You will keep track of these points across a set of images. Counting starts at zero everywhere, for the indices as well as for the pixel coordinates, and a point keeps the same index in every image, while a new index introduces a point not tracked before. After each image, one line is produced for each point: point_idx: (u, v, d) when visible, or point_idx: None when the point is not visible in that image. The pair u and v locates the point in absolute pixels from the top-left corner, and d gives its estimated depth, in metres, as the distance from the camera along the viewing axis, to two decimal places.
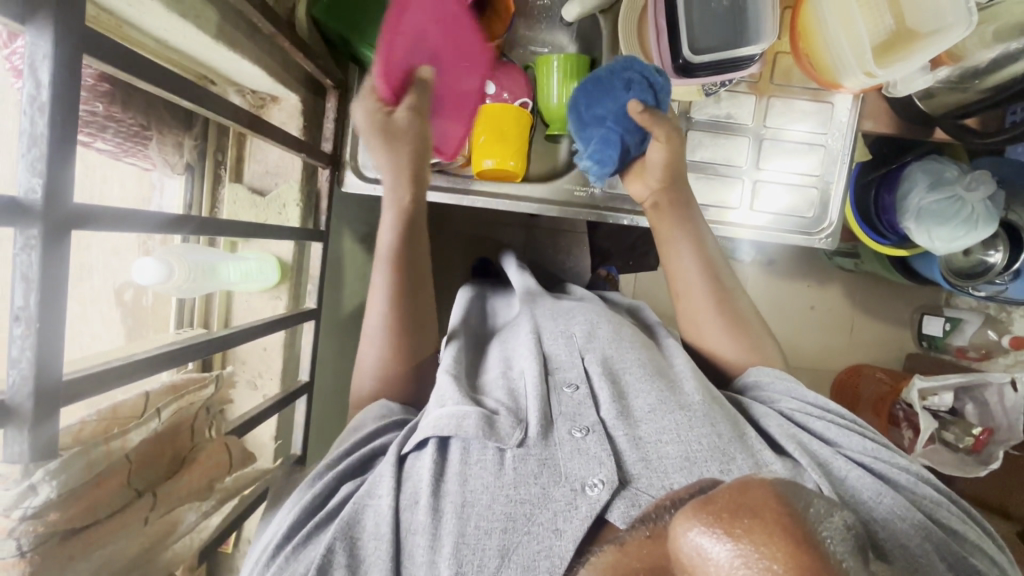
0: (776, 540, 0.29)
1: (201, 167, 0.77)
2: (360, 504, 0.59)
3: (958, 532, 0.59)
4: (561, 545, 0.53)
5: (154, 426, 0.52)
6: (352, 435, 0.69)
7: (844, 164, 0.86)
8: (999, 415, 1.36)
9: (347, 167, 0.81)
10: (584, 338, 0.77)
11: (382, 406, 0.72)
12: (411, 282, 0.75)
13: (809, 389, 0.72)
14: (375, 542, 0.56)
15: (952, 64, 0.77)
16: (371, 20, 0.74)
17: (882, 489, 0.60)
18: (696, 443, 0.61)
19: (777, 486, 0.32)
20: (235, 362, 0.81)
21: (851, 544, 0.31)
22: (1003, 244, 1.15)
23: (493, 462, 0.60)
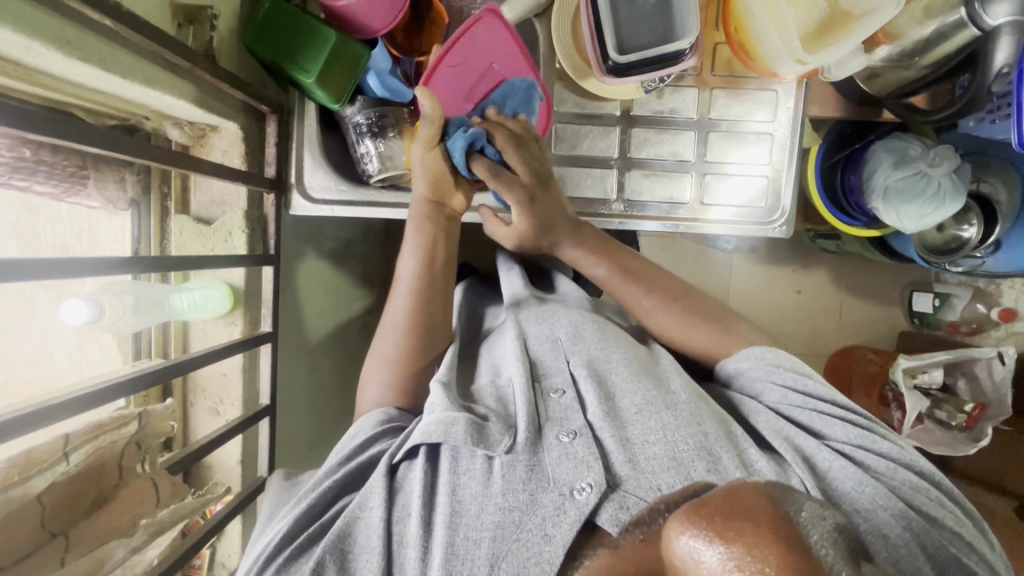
0: (768, 545, 0.31)
1: (148, 202, 0.78)
2: (352, 517, 0.60)
3: (940, 522, 0.57)
4: (550, 551, 0.53)
5: (63, 470, 0.54)
6: (350, 441, 0.69)
7: (794, 150, 0.86)
8: (990, 391, 1.33)
9: (293, 190, 0.84)
10: (569, 340, 0.77)
11: (381, 413, 0.73)
12: (430, 302, 0.79)
13: (788, 370, 0.69)
14: (366, 554, 0.57)
15: (890, 42, 0.77)
16: (299, 46, 0.75)
17: (864, 478, 0.58)
18: (683, 442, 0.61)
19: (769, 492, 0.35)
20: (197, 389, 0.83)
21: (842, 545, 0.33)
22: (976, 218, 1.13)
23: (481, 471, 0.61)
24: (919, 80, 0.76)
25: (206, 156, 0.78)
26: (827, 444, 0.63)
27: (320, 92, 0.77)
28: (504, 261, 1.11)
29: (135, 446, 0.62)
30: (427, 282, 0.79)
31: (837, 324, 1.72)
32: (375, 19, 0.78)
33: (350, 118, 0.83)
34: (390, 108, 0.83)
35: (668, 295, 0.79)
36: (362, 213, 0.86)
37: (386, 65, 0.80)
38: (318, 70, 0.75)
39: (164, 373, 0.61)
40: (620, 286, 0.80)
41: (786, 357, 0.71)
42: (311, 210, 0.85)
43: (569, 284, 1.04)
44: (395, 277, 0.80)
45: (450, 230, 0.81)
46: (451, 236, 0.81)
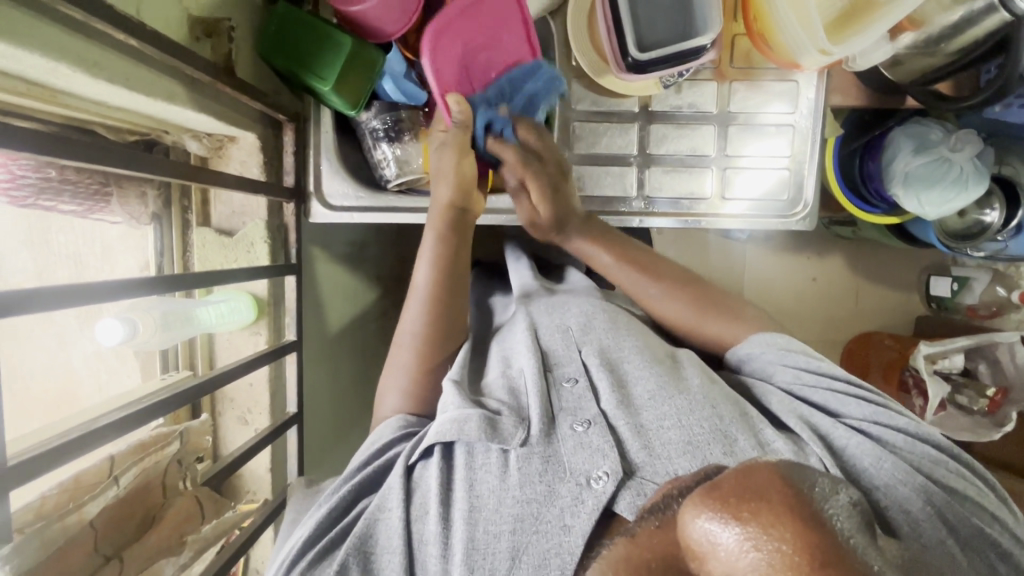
0: (783, 523, 0.31)
1: (168, 215, 0.77)
2: (372, 519, 0.61)
3: (963, 495, 0.57)
4: (570, 541, 0.53)
5: (114, 493, 0.55)
6: (367, 445, 0.71)
7: (815, 142, 0.85)
8: (1012, 375, 1.33)
9: (312, 198, 0.84)
10: (581, 330, 0.77)
11: (399, 420, 0.73)
12: (442, 314, 0.78)
13: (801, 354, 0.69)
14: (388, 554, 0.58)
15: (914, 30, 0.74)
16: (314, 54, 0.74)
17: (883, 454, 0.58)
18: (699, 426, 0.61)
19: (778, 471, 0.35)
20: (224, 399, 0.83)
21: (853, 518, 0.35)
22: (999, 202, 1.12)
23: (497, 466, 0.61)
24: (952, 65, 0.74)
25: (224, 167, 0.78)
26: (841, 423, 0.63)
27: (336, 98, 0.77)
28: (512, 253, 1.11)
29: (178, 463, 0.64)
30: (441, 290, 0.78)
31: (851, 310, 1.72)
32: (387, 24, 0.77)
33: (366, 123, 0.84)
34: (406, 111, 0.84)
35: (672, 283, 0.79)
36: (381, 219, 0.86)
37: (401, 68, 0.80)
38: (334, 77, 0.75)
39: (197, 391, 0.62)
40: (625, 274, 0.80)
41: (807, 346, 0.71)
42: (331, 217, 0.85)
43: (583, 275, 1.02)
44: (411, 287, 0.80)
45: (467, 233, 0.80)
46: (466, 240, 0.81)
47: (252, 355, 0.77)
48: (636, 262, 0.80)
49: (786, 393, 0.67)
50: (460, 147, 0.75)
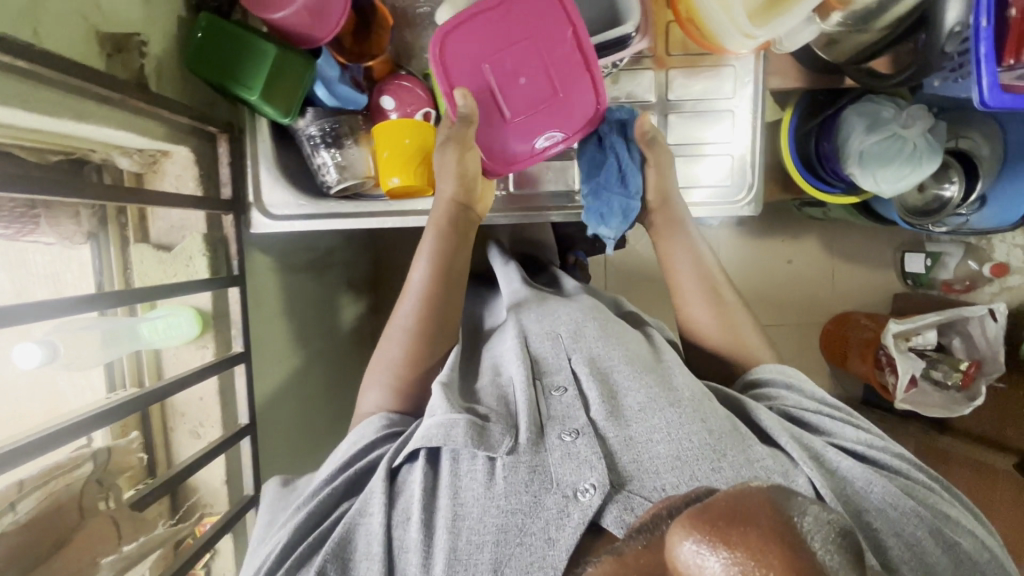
0: (770, 550, 0.29)
1: (105, 233, 0.77)
2: (352, 523, 0.60)
3: (949, 518, 0.59)
4: (554, 555, 0.53)
5: (13, 518, 0.57)
6: (350, 447, 0.70)
7: (756, 125, 0.84)
8: (983, 347, 1.32)
9: (253, 207, 0.83)
10: (570, 337, 0.77)
11: (382, 417, 0.72)
12: (440, 310, 0.77)
13: (807, 381, 0.73)
14: (366, 561, 0.57)
15: (841, 8, 0.72)
16: (237, 64, 0.73)
17: (873, 477, 0.59)
18: (688, 440, 0.60)
19: (770, 495, 0.32)
20: (176, 414, 0.83)
21: (843, 550, 0.31)
22: (957, 175, 1.14)
23: (483, 473, 0.60)
24: (884, 38, 0.73)
25: (160, 182, 0.77)
26: (834, 445, 0.64)
27: (267, 108, 0.76)
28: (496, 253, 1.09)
29: (97, 484, 0.65)
30: (435, 288, 0.77)
31: (829, 291, 1.71)
32: (315, 30, 0.76)
33: (303, 130, 0.83)
34: (344, 116, 0.84)
35: (712, 296, 0.81)
36: (324, 225, 0.86)
37: (333, 73, 0.81)
38: (262, 86, 0.74)
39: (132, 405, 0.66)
40: (681, 266, 0.82)
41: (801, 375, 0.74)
42: (273, 226, 0.84)
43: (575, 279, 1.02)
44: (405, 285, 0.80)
45: (467, 237, 0.81)
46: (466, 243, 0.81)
47: (196, 368, 0.77)
48: (700, 266, 0.81)
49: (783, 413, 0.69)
50: (459, 143, 0.76)
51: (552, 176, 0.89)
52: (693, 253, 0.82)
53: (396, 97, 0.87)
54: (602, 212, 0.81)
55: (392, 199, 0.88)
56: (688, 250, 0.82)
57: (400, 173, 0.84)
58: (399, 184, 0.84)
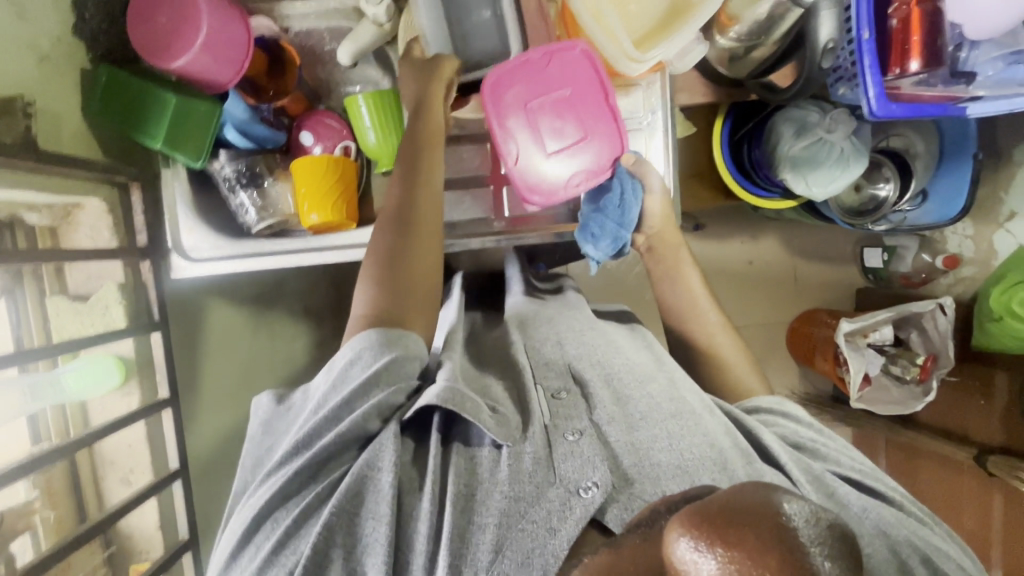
0: (768, 549, 0.29)
1: (21, 291, 0.76)
2: (361, 475, 0.56)
3: (944, 553, 0.56)
4: (555, 544, 0.50)
5: None
6: (347, 375, 0.62)
7: (669, 142, 0.84)
8: (937, 341, 1.31)
9: (172, 250, 0.84)
10: (574, 347, 0.76)
11: (367, 340, 0.64)
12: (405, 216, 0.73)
13: (802, 413, 0.72)
14: (372, 524, 0.53)
15: (734, 25, 0.74)
16: (141, 114, 0.76)
17: (869, 505, 0.58)
18: (689, 451, 0.59)
19: (769, 494, 0.33)
20: (105, 462, 0.83)
21: (836, 542, 0.32)
22: (890, 173, 1.14)
23: (489, 461, 0.58)
24: (772, 55, 0.73)
25: (74, 233, 0.78)
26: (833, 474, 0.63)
27: (178, 154, 0.79)
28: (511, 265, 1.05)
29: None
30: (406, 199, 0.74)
31: (793, 289, 1.70)
32: (221, 74, 0.77)
33: (218, 171, 0.84)
34: (259, 156, 0.86)
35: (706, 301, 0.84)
36: (245, 265, 0.85)
37: (243, 115, 0.82)
38: (167, 134, 0.77)
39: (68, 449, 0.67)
40: (665, 282, 0.86)
41: (791, 404, 0.73)
42: (191, 269, 0.84)
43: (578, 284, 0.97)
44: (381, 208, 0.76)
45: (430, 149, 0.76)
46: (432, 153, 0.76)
47: (122, 416, 0.77)
48: (695, 295, 0.84)
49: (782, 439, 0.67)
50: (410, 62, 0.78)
51: (471, 202, 0.90)
52: (686, 287, 0.85)
53: (315, 132, 0.88)
54: (593, 234, 0.81)
55: (315, 234, 0.87)
56: (682, 279, 0.85)
57: (319, 209, 0.85)
58: (318, 220, 0.85)
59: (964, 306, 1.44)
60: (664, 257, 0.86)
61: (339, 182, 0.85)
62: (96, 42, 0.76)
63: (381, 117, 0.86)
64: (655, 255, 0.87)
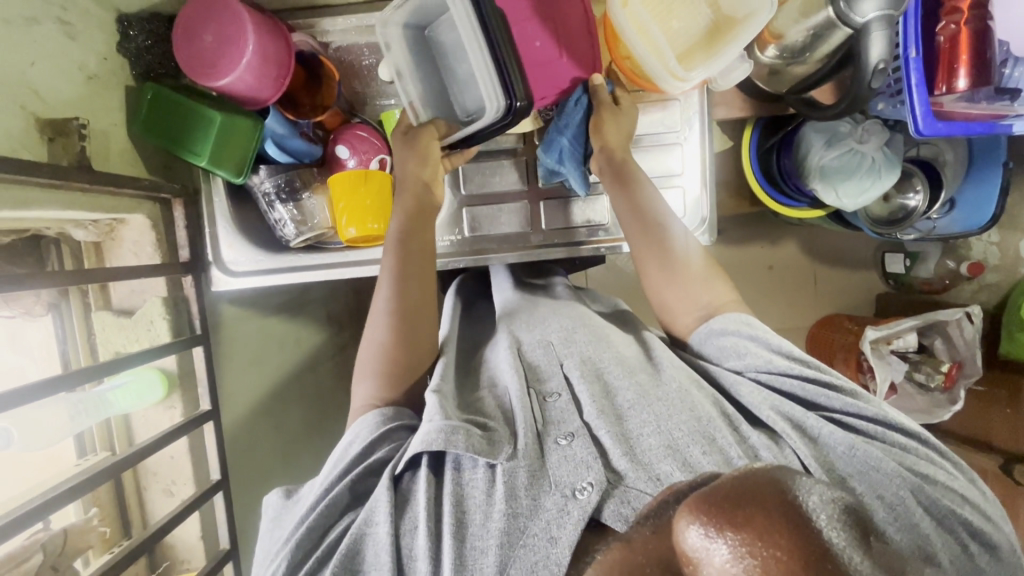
0: (778, 530, 0.28)
1: (67, 303, 0.79)
2: (359, 534, 0.56)
3: (934, 478, 0.55)
4: (557, 553, 0.50)
5: None
6: (348, 449, 0.64)
7: (706, 156, 0.85)
8: (963, 348, 1.31)
9: (212, 266, 0.86)
10: (562, 344, 0.72)
11: (376, 415, 0.67)
12: (411, 279, 0.75)
13: (774, 336, 0.66)
14: (375, 571, 0.54)
15: (775, 42, 0.74)
16: (189, 132, 0.76)
17: (855, 442, 0.56)
18: (678, 429, 0.58)
19: (778, 477, 0.32)
20: (148, 473, 0.84)
21: (849, 523, 0.30)
22: (921, 184, 1.14)
23: (484, 480, 0.57)
24: (818, 72, 0.72)
25: (117, 249, 0.79)
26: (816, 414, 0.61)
27: (219, 171, 0.79)
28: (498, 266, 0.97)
29: (48, 570, 0.65)
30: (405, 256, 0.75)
31: (816, 295, 1.68)
32: (262, 90, 0.77)
33: (258, 186, 0.85)
34: (297, 170, 0.86)
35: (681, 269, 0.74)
36: (285, 279, 0.88)
37: (283, 130, 0.84)
38: (210, 152, 0.77)
39: (118, 467, 0.67)
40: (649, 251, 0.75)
41: (756, 320, 0.69)
42: (232, 283, 0.86)
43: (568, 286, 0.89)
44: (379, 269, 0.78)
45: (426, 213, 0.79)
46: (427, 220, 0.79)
47: (166, 430, 0.78)
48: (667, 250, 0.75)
49: (760, 385, 0.64)
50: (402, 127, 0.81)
51: (508, 217, 0.90)
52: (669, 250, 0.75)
53: (351, 145, 0.88)
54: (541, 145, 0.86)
55: (353, 249, 0.89)
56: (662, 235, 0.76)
57: (356, 223, 0.85)
58: (356, 234, 0.84)
59: (989, 314, 1.43)
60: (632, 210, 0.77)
61: (377, 196, 0.85)
62: (140, 60, 0.76)
63: None
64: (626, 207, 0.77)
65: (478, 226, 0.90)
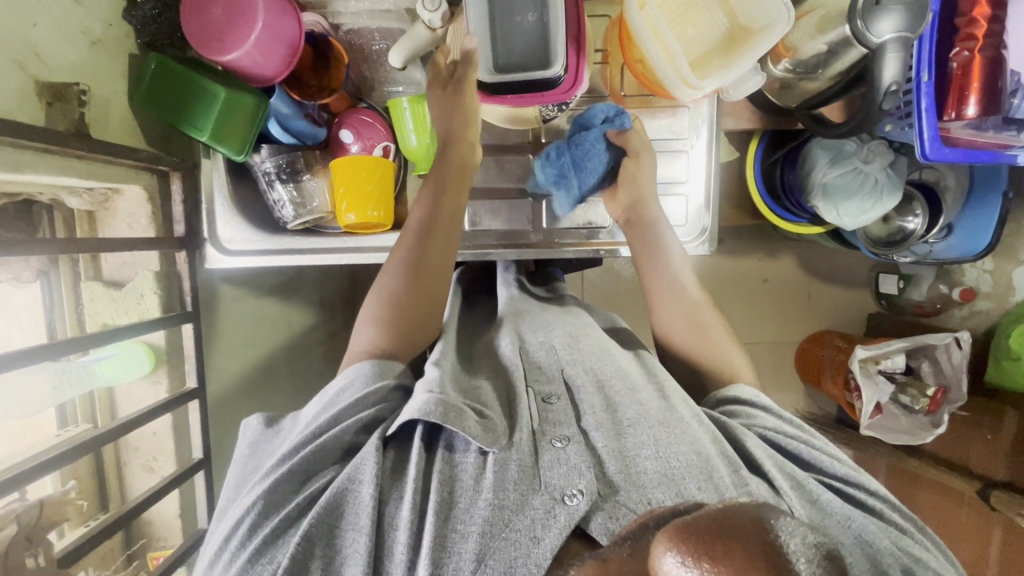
0: (757, 569, 0.26)
1: (58, 271, 0.77)
2: (343, 488, 0.55)
3: (926, 565, 0.53)
4: (538, 553, 0.47)
5: None
6: (341, 398, 0.63)
7: (712, 164, 0.84)
8: (950, 373, 1.32)
9: (206, 242, 0.85)
10: (565, 349, 0.72)
11: (360, 371, 0.65)
12: (435, 244, 0.76)
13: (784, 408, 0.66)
14: (352, 533, 0.52)
15: (790, 56, 0.74)
16: (190, 106, 0.75)
17: (853, 513, 0.55)
18: (676, 459, 0.55)
19: (760, 510, 0.29)
20: (129, 448, 0.83)
21: (832, 568, 0.28)
22: (920, 207, 1.13)
23: (474, 467, 0.55)
24: (830, 88, 0.71)
25: (111, 220, 0.77)
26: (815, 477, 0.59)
27: (221, 147, 0.78)
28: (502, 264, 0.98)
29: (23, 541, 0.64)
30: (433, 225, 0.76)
31: (809, 310, 1.69)
32: (268, 67, 0.76)
33: (258, 165, 0.84)
34: (301, 151, 0.86)
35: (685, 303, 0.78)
36: (281, 260, 0.86)
37: (288, 111, 0.82)
38: (212, 128, 0.75)
39: (97, 442, 0.66)
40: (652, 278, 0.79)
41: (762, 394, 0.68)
42: (226, 261, 0.85)
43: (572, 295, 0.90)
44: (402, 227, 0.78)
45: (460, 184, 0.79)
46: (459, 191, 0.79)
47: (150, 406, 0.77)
48: (673, 280, 0.79)
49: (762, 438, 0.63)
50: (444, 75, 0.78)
51: (509, 213, 0.90)
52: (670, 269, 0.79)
53: (355, 131, 0.87)
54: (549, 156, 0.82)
55: (351, 234, 0.87)
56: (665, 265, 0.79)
57: (356, 210, 0.84)
58: (355, 219, 0.84)
59: (978, 340, 1.45)
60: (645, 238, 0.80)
61: (378, 183, 0.84)
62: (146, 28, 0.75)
63: (424, 121, 0.85)
64: (638, 233, 0.80)
65: (478, 221, 0.89)
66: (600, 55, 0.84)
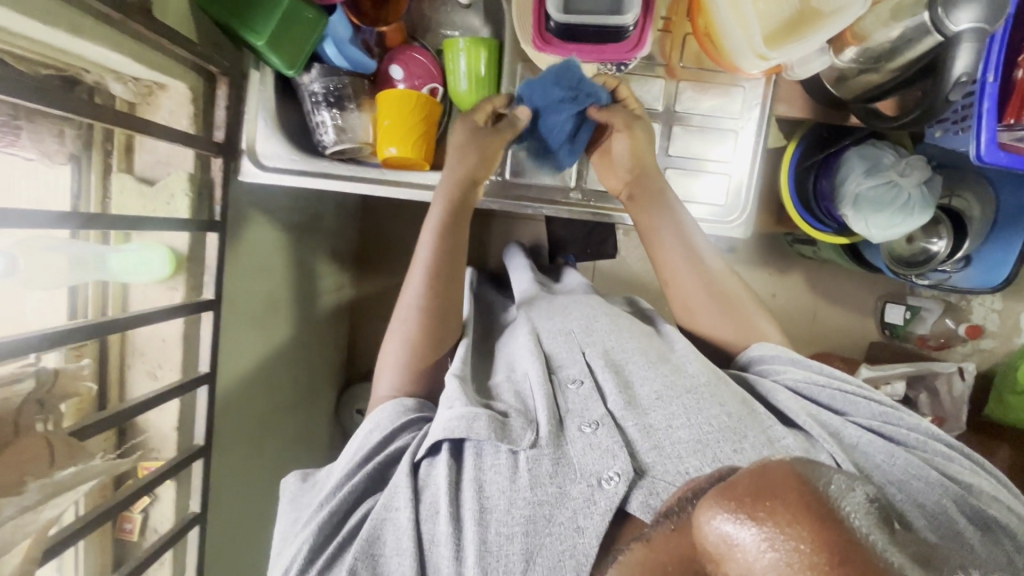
0: (800, 521, 0.26)
1: (89, 157, 0.75)
2: (380, 518, 0.58)
3: (973, 486, 0.57)
4: (584, 543, 0.52)
5: None
6: (368, 438, 0.66)
7: (759, 151, 0.84)
8: (949, 406, 1.33)
9: (245, 154, 0.83)
10: (583, 333, 0.74)
11: (398, 403, 0.70)
12: (445, 269, 0.77)
13: (808, 358, 0.71)
14: (398, 557, 0.55)
15: (857, 44, 0.74)
16: (252, 8, 0.74)
17: (894, 450, 0.60)
18: (706, 425, 0.59)
19: (795, 464, 0.30)
20: (134, 352, 0.81)
21: (876, 517, 0.28)
22: (946, 232, 1.15)
23: (507, 467, 0.58)
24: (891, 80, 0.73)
25: (151, 114, 0.75)
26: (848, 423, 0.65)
27: (273, 56, 0.77)
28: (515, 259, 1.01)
29: None
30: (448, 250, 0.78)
31: (811, 331, 1.64)
32: None
33: (306, 85, 0.83)
34: (349, 77, 0.84)
35: (710, 284, 0.80)
36: (312, 184, 0.85)
37: (345, 33, 0.81)
38: (271, 33, 0.74)
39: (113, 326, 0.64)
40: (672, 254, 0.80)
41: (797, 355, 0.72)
42: (259, 176, 0.84)
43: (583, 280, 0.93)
44: (412, 259, 0.79)
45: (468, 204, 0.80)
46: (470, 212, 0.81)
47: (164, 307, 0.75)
48: (693, 260, 0.80)
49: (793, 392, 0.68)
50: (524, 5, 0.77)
51: None
52: (687, 246, 0.80)
53: (405, 67, 0.87)
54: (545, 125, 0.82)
55: (387, 168, 0.87)
56: (672, 240, 0.80)
57: (397, 144, 0.83)
58: (395, 153, 0.82)
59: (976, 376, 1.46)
60: (649, 212, 0.81)
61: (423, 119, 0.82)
62: None
63: (479, 65, 0.83)
64: (640, 210, 0.82)
65: (518, 173, 0.87)
66: (663, 22, 0.83)
